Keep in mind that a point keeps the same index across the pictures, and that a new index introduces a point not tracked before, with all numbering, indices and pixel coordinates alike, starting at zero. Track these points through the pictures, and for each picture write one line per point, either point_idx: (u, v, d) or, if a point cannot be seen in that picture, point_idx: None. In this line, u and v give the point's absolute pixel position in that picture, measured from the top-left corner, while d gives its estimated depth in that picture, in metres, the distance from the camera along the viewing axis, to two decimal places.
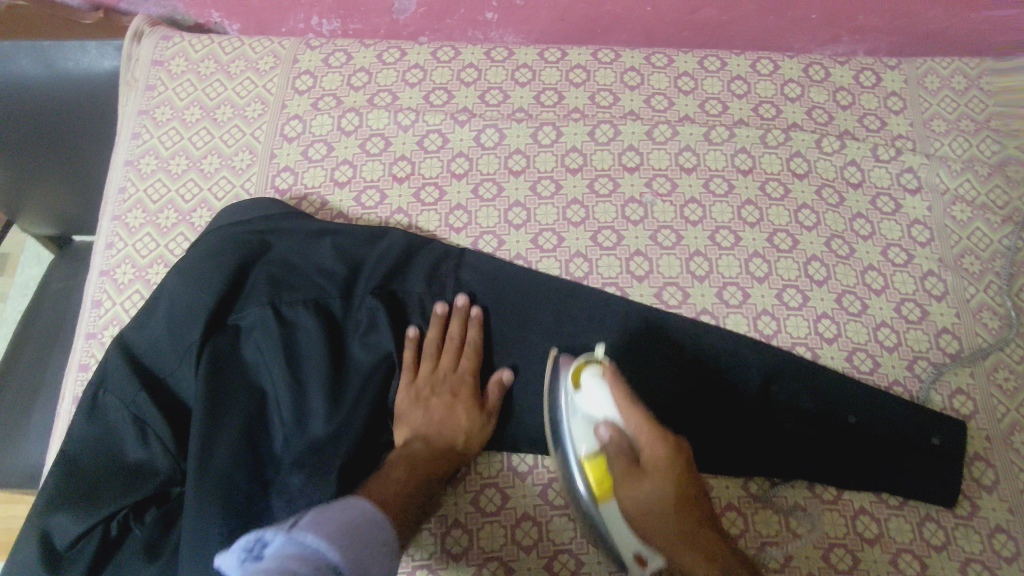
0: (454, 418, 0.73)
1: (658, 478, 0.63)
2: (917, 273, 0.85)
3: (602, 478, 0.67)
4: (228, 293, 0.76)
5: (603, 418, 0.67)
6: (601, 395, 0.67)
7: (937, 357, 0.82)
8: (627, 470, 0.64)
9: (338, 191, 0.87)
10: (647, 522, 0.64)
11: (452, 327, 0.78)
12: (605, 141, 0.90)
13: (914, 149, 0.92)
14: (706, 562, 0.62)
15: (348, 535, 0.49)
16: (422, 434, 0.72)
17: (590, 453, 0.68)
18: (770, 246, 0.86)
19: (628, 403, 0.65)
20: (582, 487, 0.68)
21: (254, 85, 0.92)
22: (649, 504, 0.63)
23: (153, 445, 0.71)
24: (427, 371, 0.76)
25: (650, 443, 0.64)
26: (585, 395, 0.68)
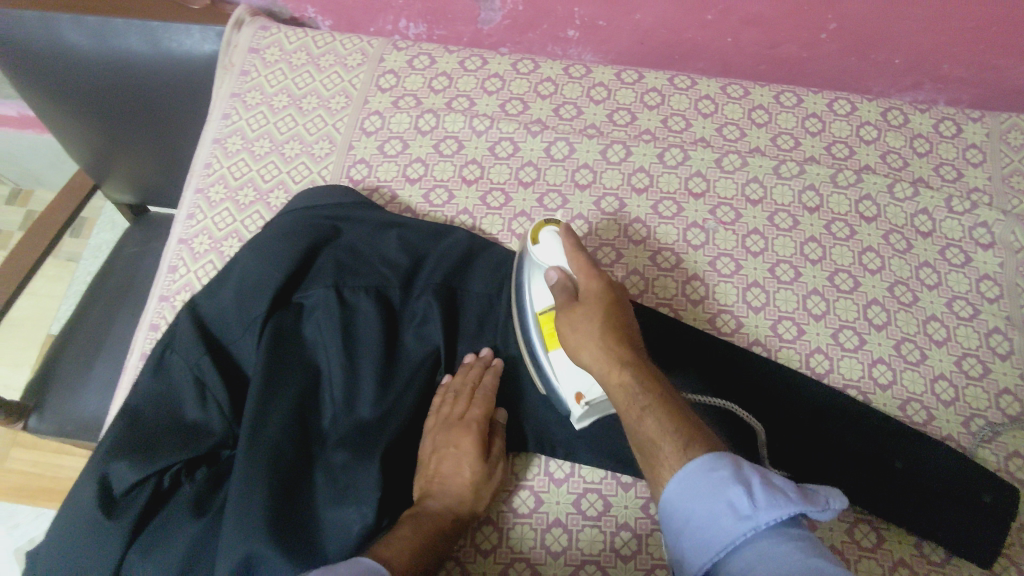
0: (458, 469, 0.71)
1: (592, 303, 0.69)
2: (982, 329, 0.83)
3: (549, 328, 0.73)
4: (296, 273, 0.80)
5: (552, 263, 0.73)
6: (554, 248, 0.73)
7: (995, 417, 0.79)
8: (567, 297, 0.70)
9: (409, 187, 0.90)
10: (574, 345, 0.68)
11: (470, 372, 0.77)
12: (674, 164, 0.91)
13: (991, 204, 0.90)
14: (623, 368, 0.63)
15: None
16: (432, 489, 0.71)
17: (544, 307, 0.74)
18: (831, 285, 0.85)
19: (577, 256, 0.72)
20: (534, 338, 0.74)
21: (341, 79, 0.96)
22: (580, 326, 0.67)
23: (210, 406, 0.74)
24: (440, 422, 0.75)
25: (590, 277, 0.70)
26: (541, 248, 0.74)
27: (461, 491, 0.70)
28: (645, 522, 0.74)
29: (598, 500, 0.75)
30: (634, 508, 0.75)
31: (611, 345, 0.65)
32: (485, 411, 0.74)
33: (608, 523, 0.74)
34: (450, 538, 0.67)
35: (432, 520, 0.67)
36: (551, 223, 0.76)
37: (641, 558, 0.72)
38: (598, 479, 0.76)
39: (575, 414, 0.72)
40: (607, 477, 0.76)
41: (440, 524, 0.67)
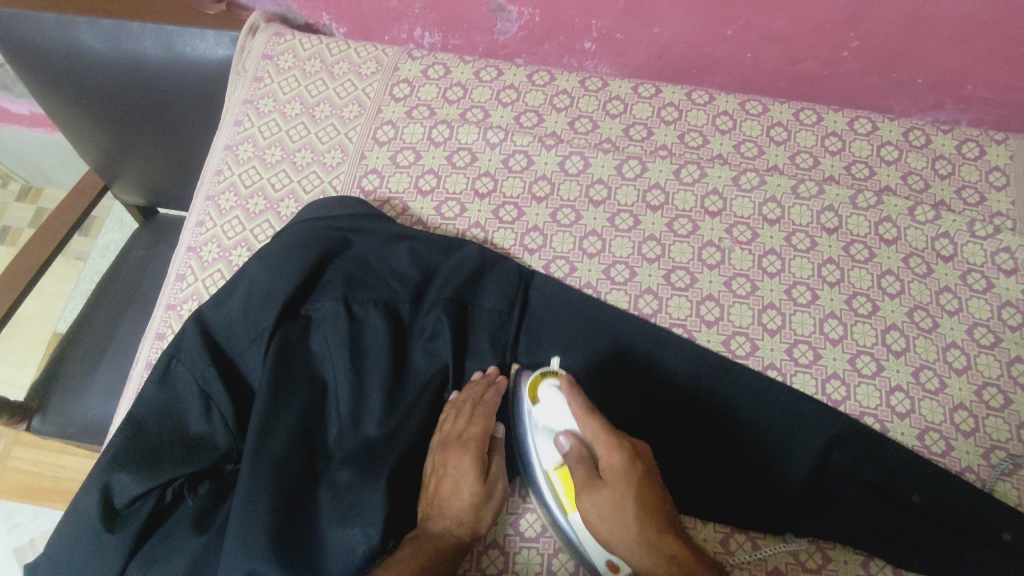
0: (458, 491, 0.68)
1: (618, 480, 0.64)
2: (1003, 357, 0.81)
3: (568, 486, 0.68)
4: (305, 285, 0.79)
5: (565, 428, 0.68)
6: (560, 408, 0.69)
7: (1016, 449, 0.77)
8: (586, 475, 0.65)
9: (420, 199, 0.88)
10: (605, 529, 0.64)
11: (472, 388, 0.76)
12: (690, 181, 0.90)
13: (1014, 228, 0.88)
14: (671, 571, 0.61)
15: None
16: (432, 512, 0.69)
17: (556, 465, 0.69)
18: (848, 308, 0.84)
19: (584, 409, 0.66)
20: (549, 496, 0.69)
21: (354, 87, 0.95)
22: (614, 489, 0.64)
23: (215, 419, 0.73)
24: (439, 441, 0.73)
25: (606, 452, 0.65)
26: (545, 409, 0.70)
27: (462, 513, 0.68)
28: None
29: None
30: None
31: (650, 510, 0.63)
32: (485, 430, 0.72)
33: None
34: (452, 560, 0.65)
35: (433, 542, 0.66)
36: (550, 375, 0.71)
37: None
38: None
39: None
40: None
41: (441, 548, 0.65)
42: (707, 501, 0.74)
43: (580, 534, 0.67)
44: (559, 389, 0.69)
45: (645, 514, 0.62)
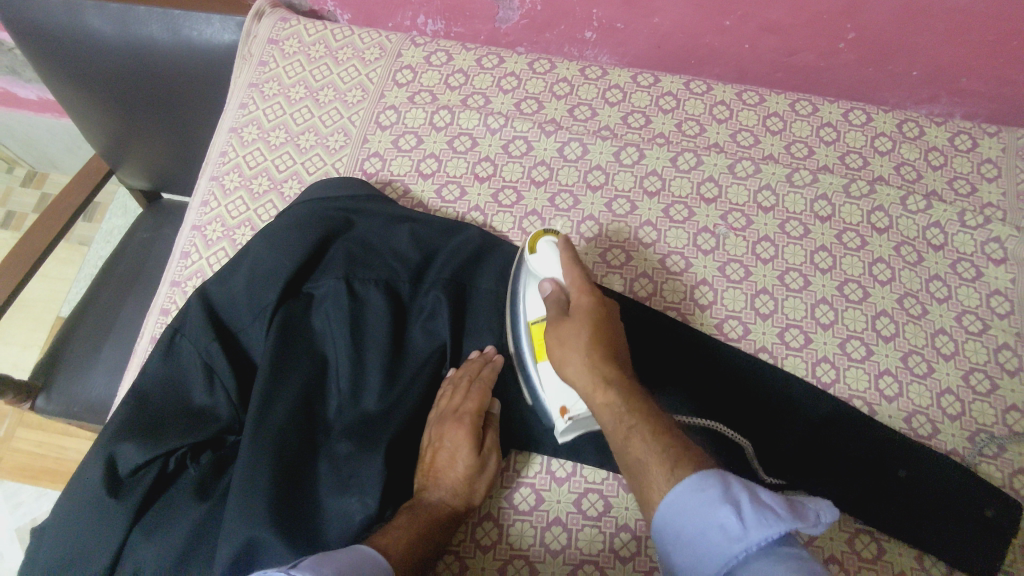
0: (452, 463, 0.71)
1: (583, 312, 0.68)
2: (991, 344, 0.83)
3: (539, 339, 0.74)
4: (308, 263, 0.80)
5: (548, 275, 0.73)
6: (552, 260, 0.73)
7: (1001, 432, 0.79)
8: (557, 310, 0.70)
9: (421, 182, 0.90)
10: (560, 354, 0.67)
11: (467, 365, 0.77)
12: (686, 169, 0.91)
13: (1004, 219, 0.90)
14: (605, 388, 0.63)
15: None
16: (428, 484, 0.71)
17: (537, 317, 0.75)
18: (839, 294, 0.85)
19: (571, 260, 0.72)
20: (525, 346, 0.76)
21: (358, 72, 0.97)
22: (574, 316, 0.68)
23: (218, 392, 0.75)
24: (435, 418, 0.75)
25: (580, 294, 0.70)
26: (536, 261, 0.74)
27: (456, 485, 0.70)
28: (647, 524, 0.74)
29: (598, 500, 0.75)
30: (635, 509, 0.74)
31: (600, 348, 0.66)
32: (479, 404, 0.74)
33: (608, 524, 0.74)
34: (445, 530, 0.68)
35: (427, 512, 0.68)
36: (549, 234, 0.76)
37: (641, 560, 0.72)
38: (600, 479, 0.76)
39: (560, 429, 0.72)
40: (608, 478, 0.76)
41: (437, 518, 0.68)
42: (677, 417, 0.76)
43: (546, 377, 0.74)
44: (553, 244, 0.74)
45: (597, 344, 0.66)
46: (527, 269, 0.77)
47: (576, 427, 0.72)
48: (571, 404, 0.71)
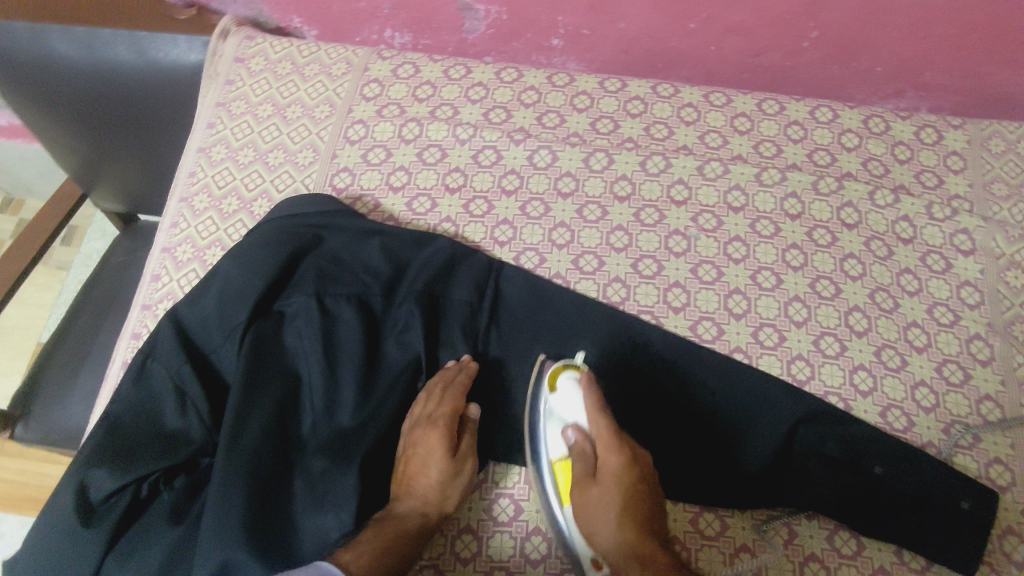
0: (425, 470, 0.71)
1: (608, 479, 0.71)
2: (963, 335, 0.84)
3: (567, 478, 0.74)
4: (279, 280, 0.80)
5: (573, 421, 0.76)
6: (575, 401, 0.76)
7: (976, 423, 0.79)
8: (584, 472, 0.73)
9: (392, 195, 0.90)
10: (591, 521, 0.70)
11: (445, 371, 0.77)
12: (656, 172, 0.92)
13: (971, 210, 0.91)
14: (637, 561, 0.65)
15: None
16: (402, 494, 0.71)
17: (561, 456, 0.76)
18: (812, 291, 0.86)
19: (597, 411, 0.74)
20: (551, 493, 0.74)
21: (325, 88, 0.97)
22: (595, 500, 0.71)
23: (190, 415, 0.74)
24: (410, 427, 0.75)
25: (607, 447, 0.72)
26: (558, 399, 0.76)
27: (428, 492, 0.70)
28: None
29: None
30: None
31: (631, 530, 0.68)
32: (450, 411, 0.74)
33: None
34: (419, 537, 0.67)
35: (400, 520, 0.68)
36: (569, 367, 0.77)
37: None
38: None
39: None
40: None
41: (406, 526, 0.67)
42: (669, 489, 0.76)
43: (573, 527, 0.72)
44: (576, 382, 0.76)
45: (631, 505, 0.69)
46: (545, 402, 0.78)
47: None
48: (598, 554, 0.69)
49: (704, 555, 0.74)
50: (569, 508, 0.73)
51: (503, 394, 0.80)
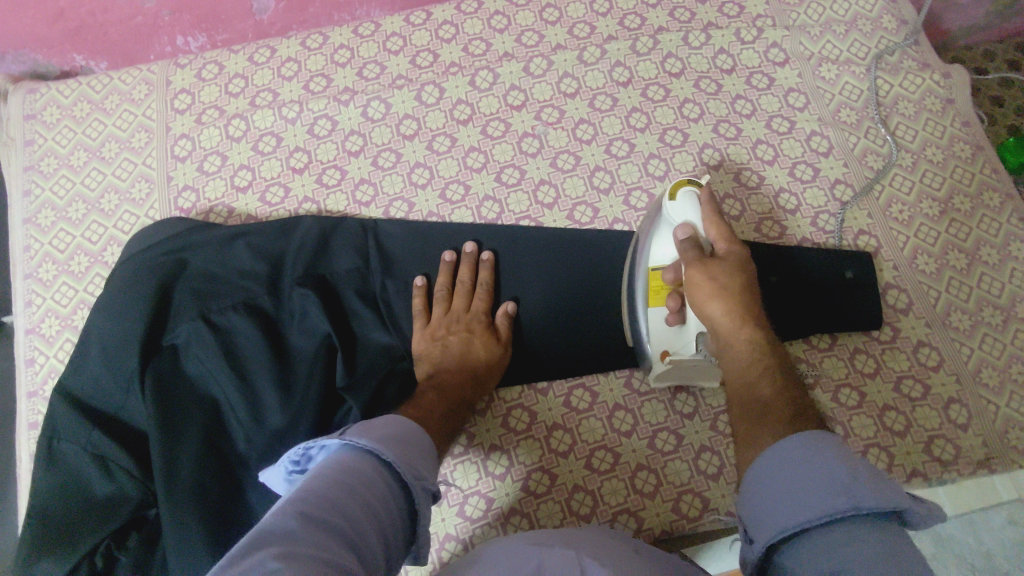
0: (468, 351, 0.77)
1: (727, 266, 0.67)
2: (802, 136, 0.91)
3: (658, 286, 0.73)
4: (156, 315, 0.76)
5: (682, 222, 0.72)
6: (691, 210, 0.72)
7: (835, 207, 0.87)
8: (696, 257, 0.68)
9: (242, 197, 0.87)
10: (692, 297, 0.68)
11: (461, 271, 0.82)
12: (487, 86, 0.93)
13: (775, 24, 0.97)
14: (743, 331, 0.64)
15: (394, 441, 0.58)
16: (441, 365, 0.76)
17: (657, 264, 0.74)
18: (663, 144, 0.90)
19: (714, 214, 0.70)
20: (641, 284, 0.75)
21: (134, 115, 0.91)
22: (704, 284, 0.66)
23: (115, 474, 0.71)
24: (440, 312, 0.80)
25: (725, 244, 0.69)
26: (673, 208, 0.73)
27: (478, 367, 0.77)
28: (571, 415, 0.79)
29: (523, 414, 0.80)
30: (558, 407, 0.80)
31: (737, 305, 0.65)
32: (489, 301, 0.81)
33: (539, 430, 0.79)
34: (466, 404, 0.74)
35: (449, 388, 0.74)
36: (691, 183, 0.74)
37: (579, 448, 0.78)
38: (517, 395, 0.81)
39: (656, 373, 0.75)
40: (524, 391, 0.81)
41: (459, 394, 0.74)
42: None
43: (657, 324, 0.74)
44: (696, 195, 0.72)
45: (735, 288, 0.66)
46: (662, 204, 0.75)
47: (670, 373, 0.75)
48: (672, 351, 0.74)
49: (647, 408, 0.79)
50: (653, 309, 0.74)
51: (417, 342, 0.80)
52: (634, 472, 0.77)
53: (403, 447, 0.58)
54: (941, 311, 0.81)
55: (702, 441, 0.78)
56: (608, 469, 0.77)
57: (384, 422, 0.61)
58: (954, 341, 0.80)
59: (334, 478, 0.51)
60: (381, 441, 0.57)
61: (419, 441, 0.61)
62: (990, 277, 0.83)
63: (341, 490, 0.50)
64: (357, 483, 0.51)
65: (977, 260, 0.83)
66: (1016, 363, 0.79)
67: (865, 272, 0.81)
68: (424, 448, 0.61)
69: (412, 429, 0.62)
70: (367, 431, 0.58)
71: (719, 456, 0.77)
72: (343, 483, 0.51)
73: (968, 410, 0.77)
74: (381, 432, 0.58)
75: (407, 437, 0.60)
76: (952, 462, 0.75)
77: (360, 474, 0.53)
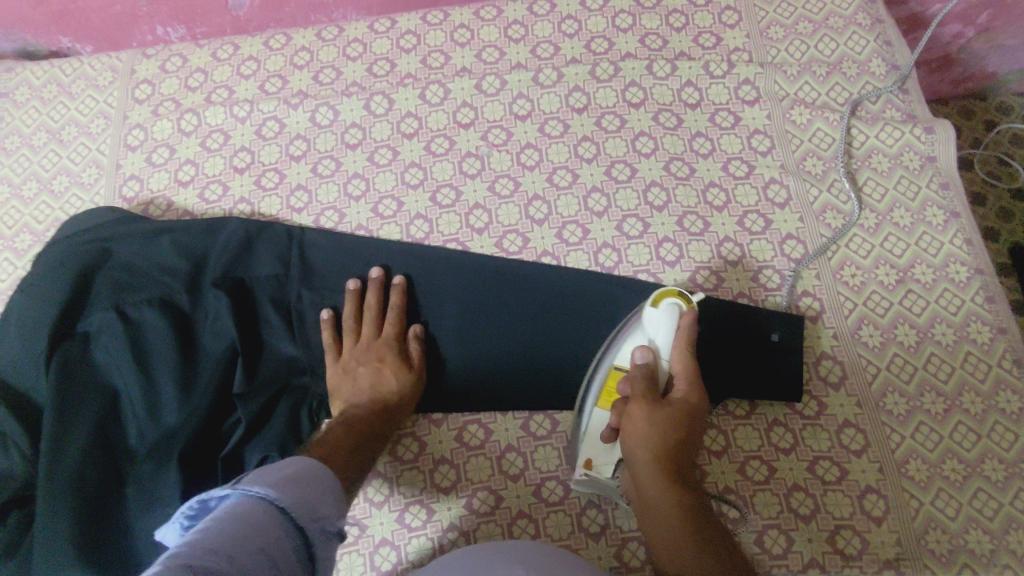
0: (382, 384, 0.75)
1: (675, 411, 0.65)
2: (759, 183, 0.84)
3: (610, 388, 0.71)
4: (72, 301, 0.78)
5: (653, 339, 0.69)
6: (665, 326, 0.68)
7: (782, 264, 0.81)
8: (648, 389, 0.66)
9: (182, 191, 0.89)
10: (631, 433, 0.65)
11: (370, 295, 0.79)
12: (437, 101, 0.91)
13: (750, 60, 0.91)
14: (670, 484, 0.61)
15: (294, 485, 0.54)
16: (354, 400, 0.74)
17: (620, 367, 0.71)
18: (608, 178, 0.86)
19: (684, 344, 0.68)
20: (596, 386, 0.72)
21: (96, 101, 0.95)
22: (645, 424, 0.64)
23: (10, 453, 0.74)
24: (351, 342, 0.78)
25: (683, 385, 0.66)
26: (651, 319, 0.69)
27: (390, 399, 0.75)
28: (460, 451, 0.76)
29: (413, 443, 0.77)
30: (449, 440, 0.77)
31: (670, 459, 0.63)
32: (400, 326, 0.79)
33: (425, 462, 0.76)
34: (380, 439, 0.72)
35: (363, 424, 0.72)
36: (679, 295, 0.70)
37: (460, 487, 0.75)
38: (411, 423, 0.78)
39: (577, 478, 0.71)
40: (418, 420, 0.78)
41: (376, 428, 0.72)
42: None
43: (593, 429, 0.71)
44: (680, 311, 0.68)
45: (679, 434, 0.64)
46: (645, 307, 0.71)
47: (590, 484, 0.71)
48: (595, 461, 0.70)
49: (539, 454, 0.75)
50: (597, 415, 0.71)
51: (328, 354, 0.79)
52: (513, 521, 0.73)
53: (304, 489, 0.55)
54: (875, 391, 0.75)
55: (591, 497, 0.73)
56: (487, 513, 0.73)
57: (279, 469, 0.57)
58: (884, 426, 0.73)
59: (233, 524, 0.47)
60: (280, 486, 0.53)
61: (321, 481, 0.58)
62: (938, 358, 0.75)
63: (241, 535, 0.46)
64: (253, 529, 0.47)
65: (927, 339, 0.76)
66: (949, 459, 0.72)
67: (799, 337, 0.75)
68: (325, 487, 0.57)
69: (310, 473, 0.58)
70: (264, 479, 0.54)
71: (604, 514, 0.72)
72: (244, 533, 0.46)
73: (885, 502, 0.71)
74: (278, 477, 0.54)
75: (306, 479, 0.57)
76: (855, 557, 0.69)
77: (258, 521, 0.48)
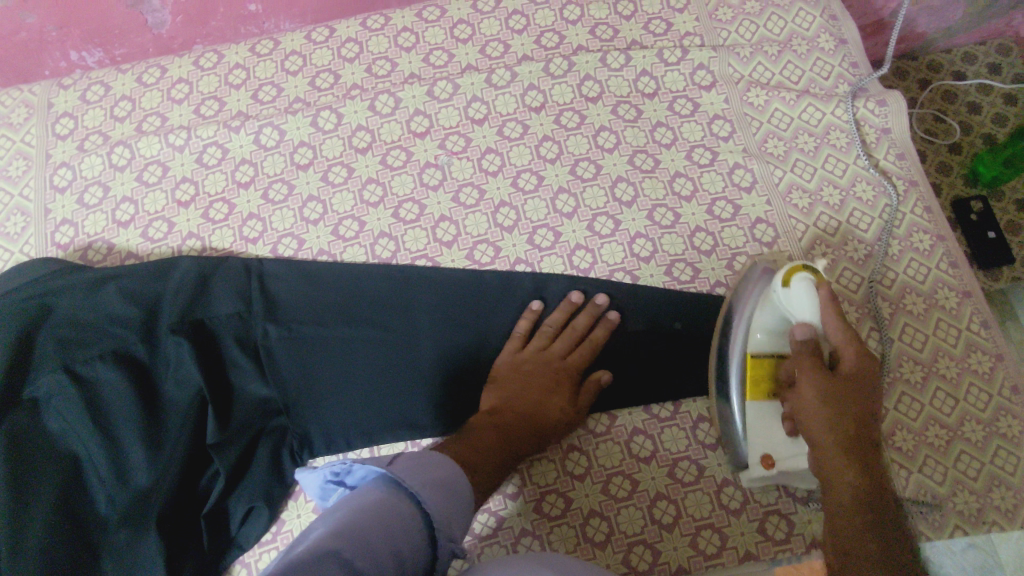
0: (547, 408, 0.72)
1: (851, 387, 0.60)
2: (724, 169, 0.84)
3: (757, 378, 0.68)
4: (14, 368, 0.71)
5: (799, 316, 0.65)
6: (806, 301, 0.65)
7: (754, 249, 0.81)
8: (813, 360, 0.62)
9: (122, 232, 0.83)
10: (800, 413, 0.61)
11: (578, 316, 0.76)
12: (389, 112, 0.87)
13: (702, 45, 0.90)
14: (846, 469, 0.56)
15: (439, 487, 0.55)
16: (510, 406, 0.71)
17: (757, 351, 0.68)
18: (574, 177, 0.84)
19: (837, 316, 0.63)
20: (736, 381, 0.69)
21: (13, 141, 0.87)
22: (815, 401, 0.59)
23: None
24: (537, 348, 0.75)
25: (850, 357, 0.61)
26: (784, 297, 0.67)
27: (544, 421, 0.71)
28: None
29: None
30: None
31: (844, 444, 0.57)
32: (590, 360, 0.74)
33: None
34: (515, 457, 0.69)
35: (508, 430, 0.69)
36: (806, 269, 0.67)
37: None
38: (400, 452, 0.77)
39: (752, 474, 0.69)
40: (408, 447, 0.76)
41: (510, 441, 0.69)
42: (653, 396, 0.75)
43: (763, 422, 0.68)
44: (813, 283, 0.65)
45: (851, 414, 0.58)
46: (769, 287, 0.69)
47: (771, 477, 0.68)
48: (776, 456, 0.67)
49: (536, 468, 0.74)
50: (754, 405, 0.68)
51: (306, 392, 0.74)
52: (517, 539, 0.72)
53: (444, 497, 0.54)
54: None
55: (593, 505, 0.73)
56: (490, 535, 0.72)
57: (436, 462, 0.57)
58: None
59: (365, 517, 0.48)
60: (422, 486, 0.53)
61: (464, 490, 0.57)
62: (913, 328, 0.77)
63: (368, 531, 0.47)
64: (386, 524, 0.49)
65: (901, 310, 0.78)
66: (932, 426, 0.74)
67: None
68: (467, 497, 0.57)
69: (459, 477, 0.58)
70: (410, 469, 0.55)
71: (608, 520, 0.72)
72: (378, 523, 0.48)
73: None
74: (428, 474, 0.55)
75: (453, 484, 0.56)
76: None
77: (392, 515, 0.50)
